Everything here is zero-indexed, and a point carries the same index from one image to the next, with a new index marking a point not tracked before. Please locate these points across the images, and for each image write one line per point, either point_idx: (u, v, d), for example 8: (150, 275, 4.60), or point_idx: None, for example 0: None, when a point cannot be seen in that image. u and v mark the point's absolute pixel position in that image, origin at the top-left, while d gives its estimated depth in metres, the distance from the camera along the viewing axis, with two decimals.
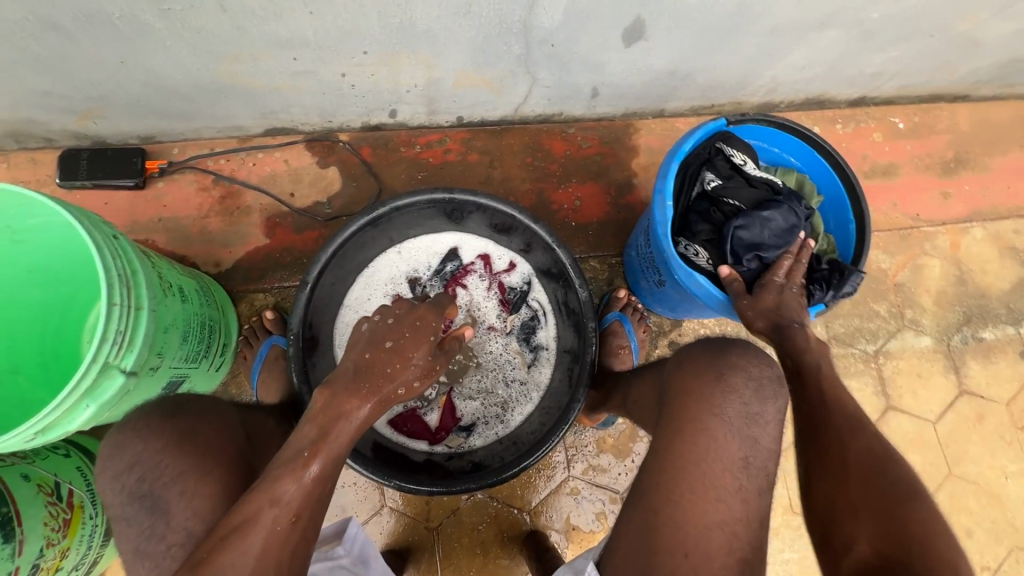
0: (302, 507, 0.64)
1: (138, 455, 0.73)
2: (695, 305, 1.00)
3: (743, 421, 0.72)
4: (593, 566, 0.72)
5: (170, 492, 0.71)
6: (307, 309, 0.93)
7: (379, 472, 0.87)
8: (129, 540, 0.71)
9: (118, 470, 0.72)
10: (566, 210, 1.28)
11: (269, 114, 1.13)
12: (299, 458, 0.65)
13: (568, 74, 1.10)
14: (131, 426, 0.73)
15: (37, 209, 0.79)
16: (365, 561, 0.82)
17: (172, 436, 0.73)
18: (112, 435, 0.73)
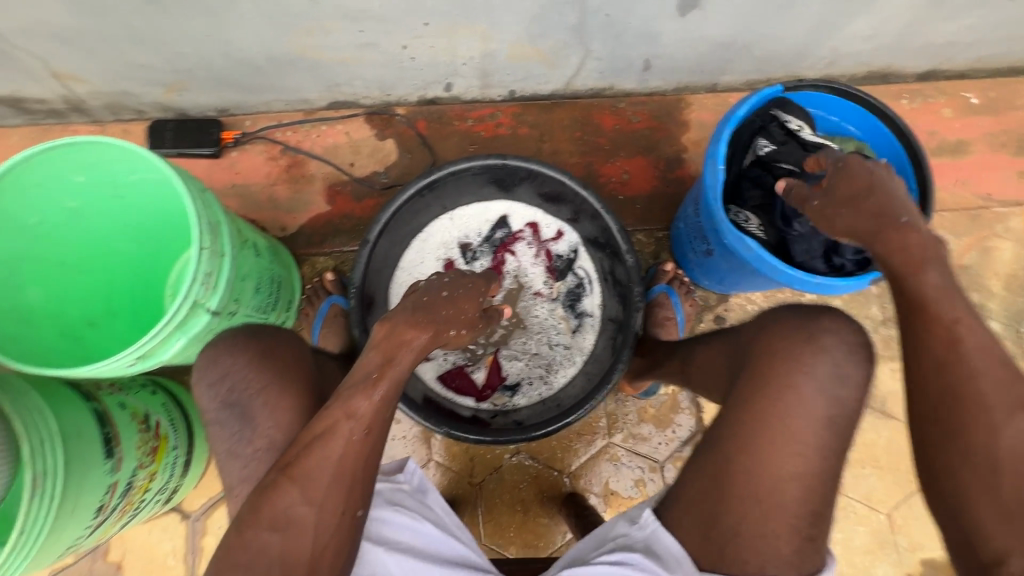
0: (373, 422, 0.69)
1: (229, 367, 0.80)
2: (744, 275, 1.00)
3: (802, 376, 0.72)
4: (650, 512, 0.75)
5: (247, 417, 0.78)
6: (367, 266, 0.99)
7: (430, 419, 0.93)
8: (221, 442, 0.78)
9: (209, 382, 0.79)
10: (614, 183, 1.30)
11: (333, 87, 1.20)
12: (369, 379, 0.70)
13: (621, 45, 1.11)
14: (207, 360, 0.81)
15: (138, 165, 0.87)
16: (424, 493, 0.85)
17: (248, 361, 0.80)
18: (203, 353, 0.81)
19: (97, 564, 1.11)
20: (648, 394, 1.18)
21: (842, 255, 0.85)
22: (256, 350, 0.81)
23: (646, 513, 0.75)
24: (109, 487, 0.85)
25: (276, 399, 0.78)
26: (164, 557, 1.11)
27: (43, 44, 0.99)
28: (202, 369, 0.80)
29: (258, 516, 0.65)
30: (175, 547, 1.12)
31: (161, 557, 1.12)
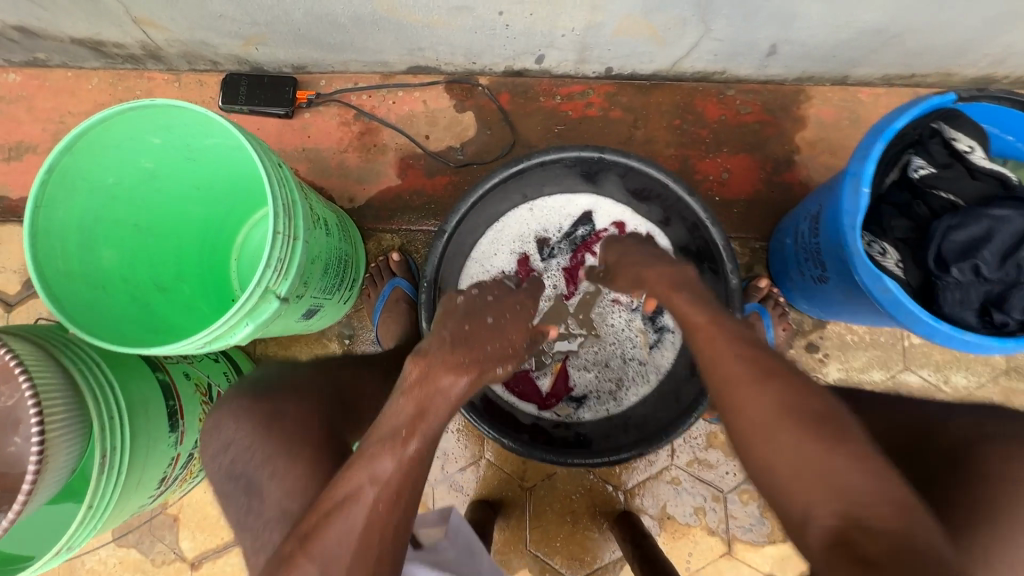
0: (403, 485, 0.54)
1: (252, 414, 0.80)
2: (863, 310, 0.87)
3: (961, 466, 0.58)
4: None
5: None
6: (441, 259, 0.92)
7: (492, 431, 0.87)
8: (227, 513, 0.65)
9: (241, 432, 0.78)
10: (711, 182, 1.16)
11: (415, 51, 1.10)
12: (397, 435, 0.56)
13: (748, 26, 0.96)
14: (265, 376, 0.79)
15: (217, 131, 0.82)
16: (473, 549, 0.82)
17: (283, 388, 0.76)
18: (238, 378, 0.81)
19: (155, 515, 1.14)
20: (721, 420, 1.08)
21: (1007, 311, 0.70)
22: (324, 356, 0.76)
23: None
24: (171, 460, 0.85)
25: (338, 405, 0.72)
26: (218, 516, 1.14)
27: None
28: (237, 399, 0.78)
29: None
30: None
31: (215, 516, 1.14)
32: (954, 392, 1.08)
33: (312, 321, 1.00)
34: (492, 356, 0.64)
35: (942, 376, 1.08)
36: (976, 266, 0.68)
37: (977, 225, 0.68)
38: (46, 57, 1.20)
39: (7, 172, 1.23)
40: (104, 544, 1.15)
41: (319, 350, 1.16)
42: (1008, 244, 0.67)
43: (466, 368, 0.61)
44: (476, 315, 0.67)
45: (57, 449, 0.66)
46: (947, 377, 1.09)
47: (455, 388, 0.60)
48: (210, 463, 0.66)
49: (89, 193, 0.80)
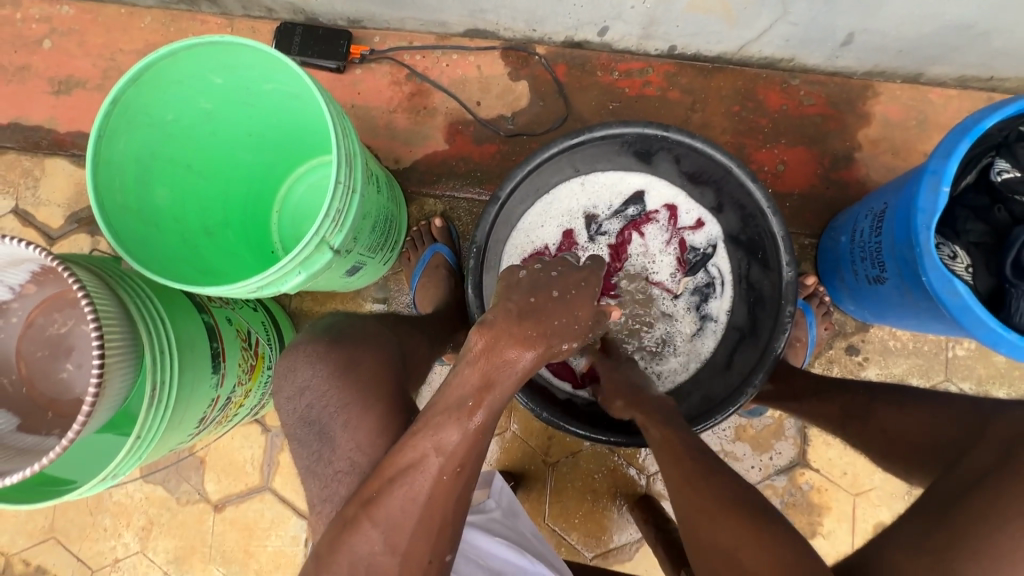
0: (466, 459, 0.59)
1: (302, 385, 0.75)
2: (919, 314, 0.85)
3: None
4: None
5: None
6: (492, 226, 0.91)
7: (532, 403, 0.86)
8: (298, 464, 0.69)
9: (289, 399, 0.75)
10: (765, 174, 1.13)
11: (476, 12, 1.07)
12: (463, 406, 0.59)
13: (829, 12, 0.92)
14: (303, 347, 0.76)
15: (279, 75, 0.81)
16: (512, 514, 0.91)
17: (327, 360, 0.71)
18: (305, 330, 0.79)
19: (183, 455, 1.17)
20: (754, 414, 1.07)
21: None
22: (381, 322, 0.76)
23: None
24: (212, 401, 0.86)
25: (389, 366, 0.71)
26: (243, 463, 1.16)
27: None
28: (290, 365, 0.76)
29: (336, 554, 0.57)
30: (253, 456, 1.16)
31: (240, 462, 1.16)
32: None
33: (353, 278, 1.00)
34: (559, 331, 0.64)
35: (984, 390, 1.06)
36: None
37: None
38: None
39: (55, 105, 1.23)
40: (132, 479, 1.17)
41: (354, 309, 1.17)
42: None
43: (534, 342, 0.62)
44: (541, 288, 0.66)
45: (115, 378, 0.67)
46: (989, 392, 1.06)
47: (521, 361, 0.61)
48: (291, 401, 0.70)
49: (148, 128, 0.80)
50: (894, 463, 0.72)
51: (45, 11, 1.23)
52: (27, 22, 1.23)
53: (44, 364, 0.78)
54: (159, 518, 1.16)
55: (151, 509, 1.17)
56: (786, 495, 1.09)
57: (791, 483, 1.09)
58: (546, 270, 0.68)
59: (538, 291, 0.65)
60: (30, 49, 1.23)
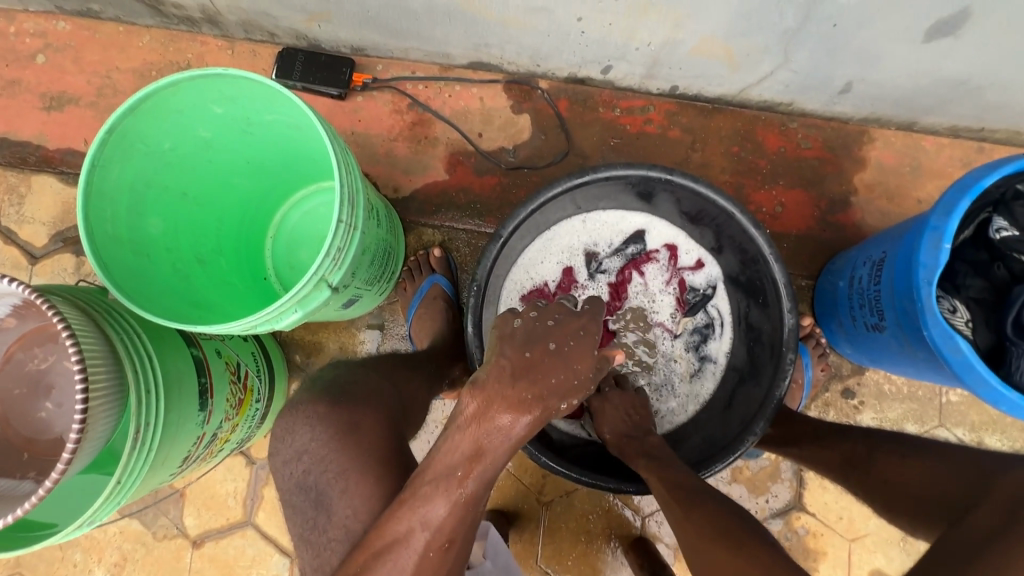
0: (455, 533, 0.58)
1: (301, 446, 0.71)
2: (918, 365, 0.86)
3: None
4: None
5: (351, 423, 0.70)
6: (494, 263, 0.89)
7: (536, 450, 0.83)
8: (295, 527, 0.67)
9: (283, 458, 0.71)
10: (763, 214, 1.14)
11: (481, 46, 1.07)
12: (452, 477, 0.56)
13: (829, 62, 0.94)
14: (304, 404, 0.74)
15: (280, 107, 0.79)
16: (504, 573, 0.89)
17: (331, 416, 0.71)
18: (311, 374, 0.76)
19: (162, 488, 1.12)
20: (751, 455, 1.06)
21: None
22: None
23: None
24: (198, 438, 0.82)
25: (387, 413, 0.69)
26: (226, 497, 1.11)
27: None
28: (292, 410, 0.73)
29: None
30: (236, 489, 1.11)
31: (223, 496, 1.11)
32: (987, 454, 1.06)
33: (349, 310, 0.98)
34: (557, 390, 0.57)
35: (977, 436, 1.06)
36: None
37: None
38: (100, 9, 1.17)
39: (46, 121, 1.20)
40: None
41: (347, 339, 1.14)
42: None
43: (528, 406, 0.56)
44: (536, 341, 0.57)
45: (98, 421, 0.64)
46: (981, 438, 1.07)
47: (516, 427, 0.56)
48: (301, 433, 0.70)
49: (145, 158, 0.78)
50: (898, 515, 0.71)
51: (40, 26, 1.21)
52: (21, 37, 1.21)
53: (22, 401, 0.74)
54: (134, 554, 1.11)
55: (125, 544, 1.11)
56: (782, 539, 1.07)
57: (787, 526, 1.07)
58: (541, 318, 0.59)
59: (532, 344, 0.57)
60: (22, 64, 1.21)
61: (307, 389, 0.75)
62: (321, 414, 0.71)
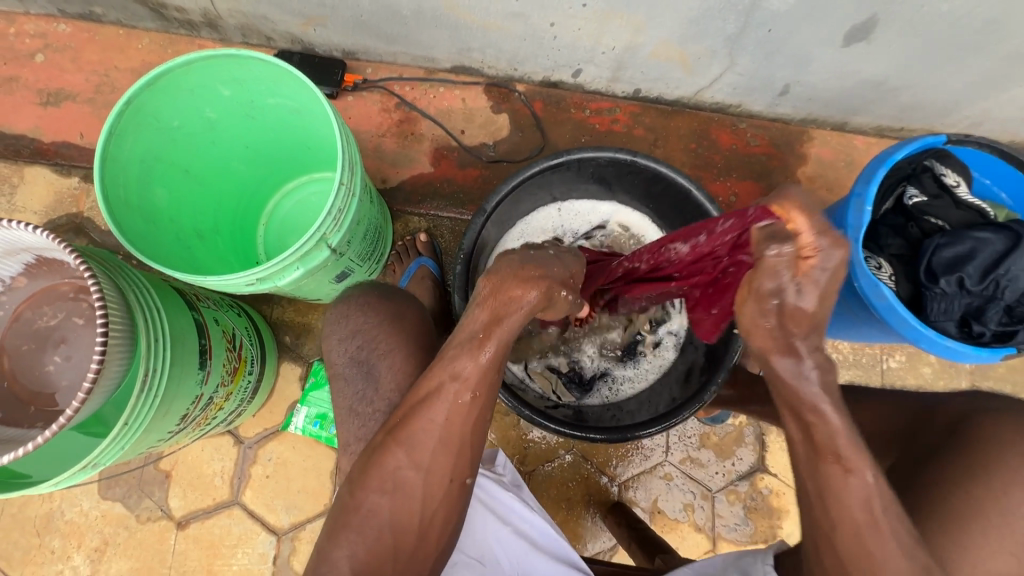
0: (478, 385, 0.62)
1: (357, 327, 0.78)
2: (856, 322, 0.97)
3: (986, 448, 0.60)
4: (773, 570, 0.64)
5: (370, 351, 0.75)
6: (477, 236, 0.97)
7: (523, 408, 0.89)
8: (344, 399, 0.74)
9: (339, 336, 0.78)
10: (719, 203, 1.26)
11: (464, 51, 1.19)
12: (474, 340, 0.63)
13: (768, 65, 1.08)
14: (348, 305, 0.80)
15: (284, 90, 0.87)
16: (519, 485, 0.80)
17: (383, 315, 0.78)
18: (338, 307, 0.81)
19: (147, 469, 1.13)
20: (716, 421, 1.15)
21: (985, 322, 0.79)
22: (388, 304, 0.80)
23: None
24: (195, 397, 0.86)
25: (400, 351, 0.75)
26: (212, 476, 1.13)
27: None
28: (331, 320, 0.80)
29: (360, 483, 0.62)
30: (224, 469, 1.13)
31: (209, 476, 1.13)
32: None
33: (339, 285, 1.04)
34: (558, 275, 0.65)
35: None
36: (961, 278, 0.77)
37: (964, 243, 0.77)
38: (102, 12, 1.23)
39: (42, 116, 1.24)
40: (87, 495, 1.12)
41: None
42: (987, 264, 0.77)
43: (535, 282, 0.63)
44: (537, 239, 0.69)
45: (114, 357, 0.68)
46: None
47: (526, 299, 0.62)
48: (339, 346, 0.77)
49: (155, 132, 0.84)
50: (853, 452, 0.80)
51: (40, 28, 1.27)
52: (21, 37, 1.26)
53: (29, 357, 0.79)
54: (115, 538, 1.11)
55: (107, 528, 1.11)
56: (748, 500, 1.15)
57: (752, 487, 1.16)
58: None
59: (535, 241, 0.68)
60: (20, 62, 1.26)
61: (357, 289, 0.83)
62: (371, 303, 0.80)
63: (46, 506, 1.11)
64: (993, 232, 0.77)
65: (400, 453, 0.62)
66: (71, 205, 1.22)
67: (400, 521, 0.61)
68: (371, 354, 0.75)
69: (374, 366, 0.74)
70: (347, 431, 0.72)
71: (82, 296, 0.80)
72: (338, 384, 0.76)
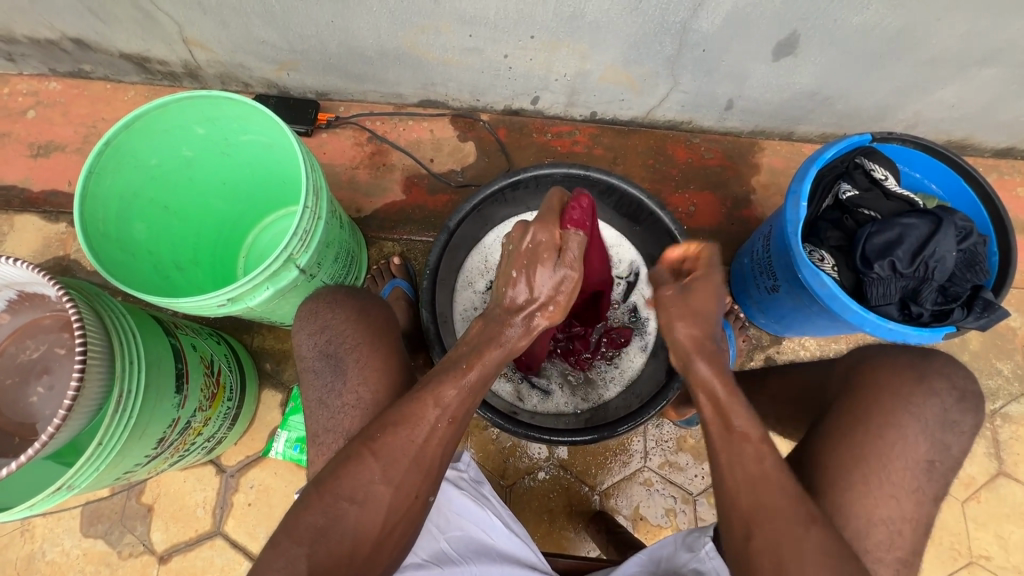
0: (456, 413, 0.67)
1: (327, 322, 0.81)
2: (811, 315, 1.00)
3: (917, 413, 0.63)
4: (711, 547, 0.70)
5: (338, 345, 0.79)
6: (444, 251, 1.02)
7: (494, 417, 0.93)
8: (315, 390, 0.78)
9: (308, 331, 0.81)
10: (679, 214, 1.32)
11: (429, 85, 1.27)
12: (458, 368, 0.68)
13: (709, 82, 1.16)
14: (317, 302, 0.83)
15: (254, 127, 0.93)
16: (482, 485, 0.81)
17: (351, 310, 0.82)
18: (304, 305, 0.83)
19: (129, 503, 1.13)
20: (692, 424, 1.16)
21: (922, 303, 0.83)
22: (354, 302, 0.84)
23: (710, 547, 0.70)
24: (172, 421, 0.88)
25: (366, 347, 0.78)
26: (195, 507, 1.13)
27: (184, 9, 1.07)
28: (298, 320, 0.82)
29: (329, 489, 0.64)
30: (206, 499, 1.14)
31: (192, 507, 1.13)
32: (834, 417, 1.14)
33: None
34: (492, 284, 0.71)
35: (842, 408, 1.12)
36: (893, 261, 0.81)
37: (892, 229, 0.82)
38: (90, 69, 1.32)
39: (33, 167, 1.31)
40: (70, 533, 1.11)
41: None
42: (915, 247, 0.81)
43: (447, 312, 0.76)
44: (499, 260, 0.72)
45: (93, 376, 0.71)
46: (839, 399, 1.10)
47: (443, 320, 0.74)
48: (308, 339, 0.80)
49: (134, 169, 0.90)
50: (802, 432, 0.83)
51: (32, 87, 1.35)
52: (14, 96, 1.35)
53: (14, 389, 0.81)
54: None
55: (89, 566, 1.10)
56: None
57: None
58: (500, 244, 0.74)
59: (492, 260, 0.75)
60: (13, 119, 1.34)
61: (331, 288, 0.86)
62: (339, 299, 0.83)
63: (28, 547, 1.11)
64: (919, 217, 0.82)
65: (369, 455, 0.65)
66: (59, 248, 1.28)
67: (367, 519, 0.63)
68: (339, 347, 0.78)
69: (335, 369, 0.77)
70: (319, 424, 0.76)
71: (61, 328, 0.83)
72: (308, 376, 0.79)
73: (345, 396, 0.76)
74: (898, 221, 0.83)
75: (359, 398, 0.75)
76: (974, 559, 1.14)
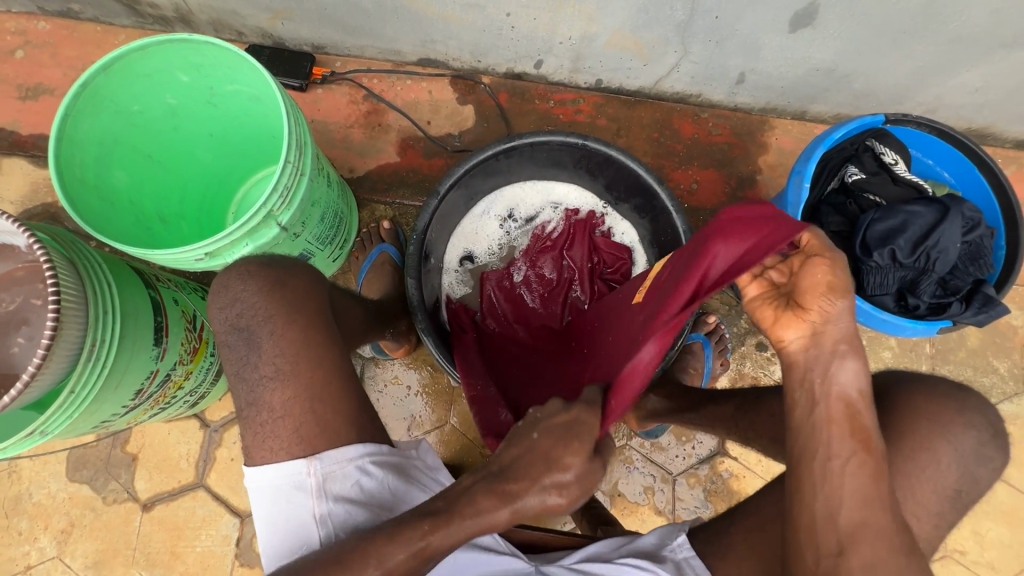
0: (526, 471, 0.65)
1: (238, 294, 0.68)
2: None
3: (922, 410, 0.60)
4: (684, 539, 0.72)
5: (250, 317, 0.66)
6: (432, 216, 0.99)
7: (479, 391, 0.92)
8: None
9: (219, 305, 0.68)
10: (681, 190, 1.28)
11: (428, 42, 1.21)
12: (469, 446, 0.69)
13: (720, 52, 1.10)
14: (231, 272, 0.70)
15: (238, 76, 0.89)
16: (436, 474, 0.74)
17: (261, 282, 0.68)
18: (218, 275, 0.70)
19: (114, 452, 1.14)
20: (651, 436, 1.15)
21: (919, 295, 0.81)
22: (254, 272, 0.69)
23: (681, 540, 0.71)
24: (151, 372, 0.88)
25: (279, 319, 0.66)
26: (179, 459, 1.14)
27: None
28: (211, 291, 0.69)
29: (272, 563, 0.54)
30: (189, 452, 1.15)
31: (176, 458, 1.14)
32: (734, 471, 1.16)
33: None
34: None
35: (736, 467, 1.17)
36: (894, 250, 0.79)
37: (897, 216, 0.79)
38: (80, 9, 1.27)
39: (21, 110, 1.28)
40: (55, 477, 1.13)
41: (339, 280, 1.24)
42: (918, 236, 0.79)
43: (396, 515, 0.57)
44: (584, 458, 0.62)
45: (69, 319, 0.72)
46: (723, 456, 1.17)
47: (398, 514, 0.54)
48: (220, 313, 0.68)
49: (113, 115, 0.87)
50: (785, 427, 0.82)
51: (21, 26, 1.31)
52: (3, 34, 1.30)
53: None
54: (82, 520, 1.12)
55: (74, 510, 1.12)
56: (708, 483, 1.16)
57: (712, 471, 1.16)
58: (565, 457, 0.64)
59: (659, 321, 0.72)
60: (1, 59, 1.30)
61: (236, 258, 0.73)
62: (251, 271, 0.69)
63: (16, 488, 1.13)
64: (926, 206, 0.79)
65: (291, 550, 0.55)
66: (47, 195, 1.26)
67: None
68: (251, 321, 0.66)
69: (250, 342, 0.65)
70: None
71: (36, 279, 0.81)
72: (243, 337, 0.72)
73: (265, 371, 0.64)
74: (903, 210, 0.79)
75: (278, 369, 0.64)
76: (949, 553, 1.14)
